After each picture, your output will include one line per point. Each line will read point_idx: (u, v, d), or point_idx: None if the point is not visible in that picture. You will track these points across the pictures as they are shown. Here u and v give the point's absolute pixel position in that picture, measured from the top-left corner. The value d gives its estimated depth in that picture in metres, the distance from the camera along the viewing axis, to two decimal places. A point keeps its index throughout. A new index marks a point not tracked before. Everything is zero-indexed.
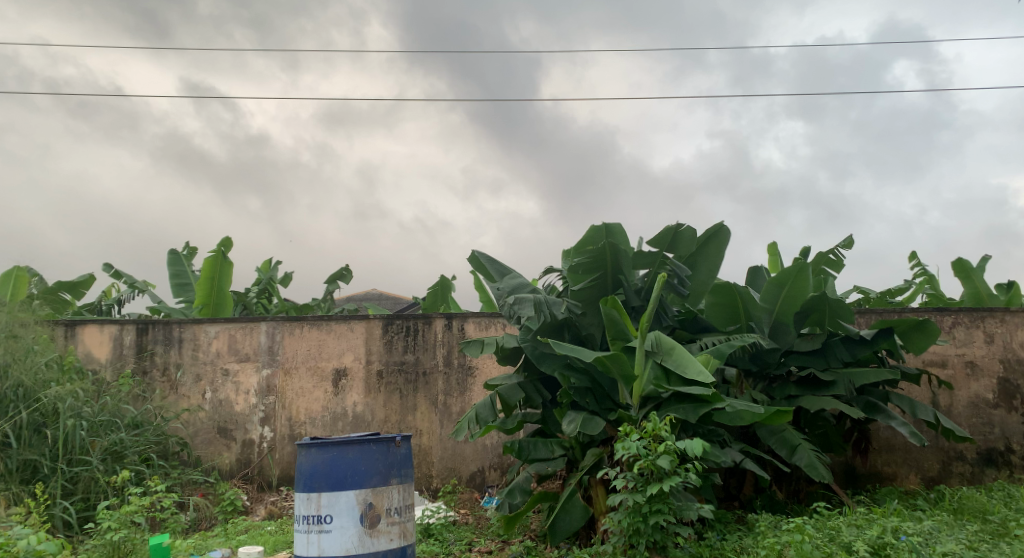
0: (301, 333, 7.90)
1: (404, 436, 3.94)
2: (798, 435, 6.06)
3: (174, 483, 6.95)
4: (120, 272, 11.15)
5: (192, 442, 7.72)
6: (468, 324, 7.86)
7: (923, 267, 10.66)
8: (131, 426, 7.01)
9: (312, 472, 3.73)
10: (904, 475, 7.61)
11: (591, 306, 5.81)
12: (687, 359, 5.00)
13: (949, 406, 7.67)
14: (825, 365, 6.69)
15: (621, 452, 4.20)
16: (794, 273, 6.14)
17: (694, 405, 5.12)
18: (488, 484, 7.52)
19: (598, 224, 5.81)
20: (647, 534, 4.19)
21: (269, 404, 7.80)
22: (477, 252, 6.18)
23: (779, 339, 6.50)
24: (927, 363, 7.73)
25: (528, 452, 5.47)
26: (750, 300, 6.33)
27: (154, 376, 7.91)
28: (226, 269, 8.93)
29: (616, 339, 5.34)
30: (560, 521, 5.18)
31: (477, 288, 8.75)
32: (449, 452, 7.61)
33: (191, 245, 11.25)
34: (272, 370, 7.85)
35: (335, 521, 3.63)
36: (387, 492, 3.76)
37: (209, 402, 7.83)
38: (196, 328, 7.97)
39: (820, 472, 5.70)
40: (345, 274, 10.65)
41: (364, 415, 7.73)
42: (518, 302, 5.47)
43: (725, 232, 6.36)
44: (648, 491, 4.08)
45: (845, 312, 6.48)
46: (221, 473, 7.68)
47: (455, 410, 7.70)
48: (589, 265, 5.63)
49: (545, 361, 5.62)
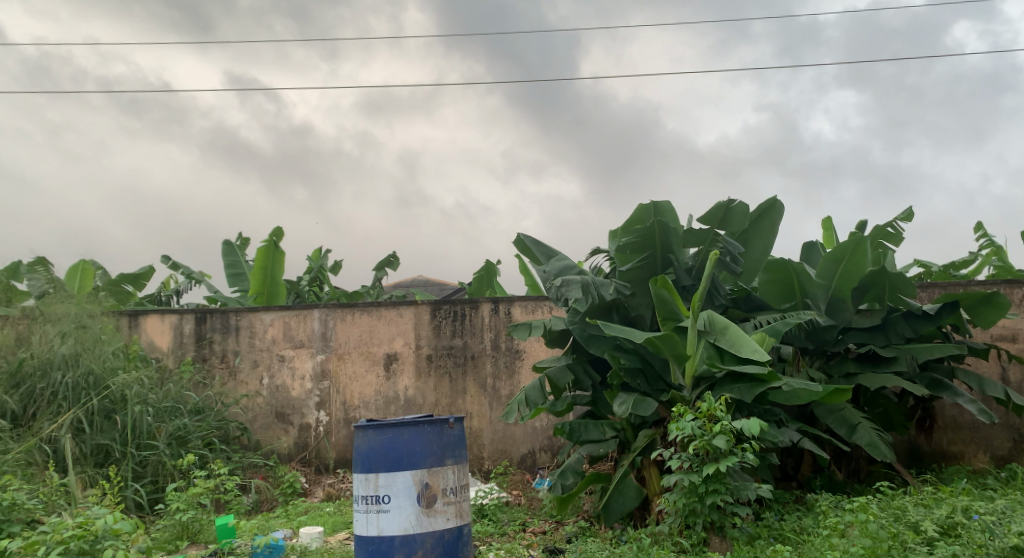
0: (352, 319, 8.02)
1: (457, 418, 3.96)
2: (858, 414, 5.91)
3: (236, 466, 7.17)
4: (177, 264, 11.50)
5: (252, 427, 7.94)
6: (515, 307, 7.86)
7: (988, 239, 10.24)
8: (194, 412, 7.24)
9: (369, 454, 3.78)
10: (972, 454, 7.37)
11: (640, 286, 5.74)
12: (741, 337, 4.91)
13: (1019, 382, 7.37)
14: (885, 342, 6.49)
15: (676, 432, 4.16)
16: (851, 248, 6.00)
17: (750, 384, 5.02)
18: (540, 466, 7.55)
19: (647, 202, 5.72)
20: (703, 514, 4.15)
21: (324, 389, 7.96)
22: (522, 235, 6.16)
23: (837, 316, 6.32)
24: (994, 338, 7.44)
25: (579, 434, 5.45)
26: (806, 277, 6.17)
27: (213, 363, 8.14)
28: (279, 258, 9.12)
29: (666, 319, 5.30)
30: (613, 502, 5.17)
31: (523, 272, 8.75)
32: (500, 434, 7.65)
33: (244, 236, 11.52)
34: (326, 355, 8.00)
35: (392, 501, 3.69)
36: (443, 472, 3.79)
37: (267, 388, 8.03)
38: (252, 316, 8.16)
39: (882, 451, 5.56)
40: (393, 260, 10.76)
41: (416, 399, 7.83)
42: (566, 284, 5.43)
43: (779, 208, 6.25)
44: (705, 471, 4.03)
45: (906, 286, 6.29)
46: (279, 457, 7.88)
47: (505, 392, 7.74)
48: (637, 245, 5.56)
49: (594, 343, 5.55)
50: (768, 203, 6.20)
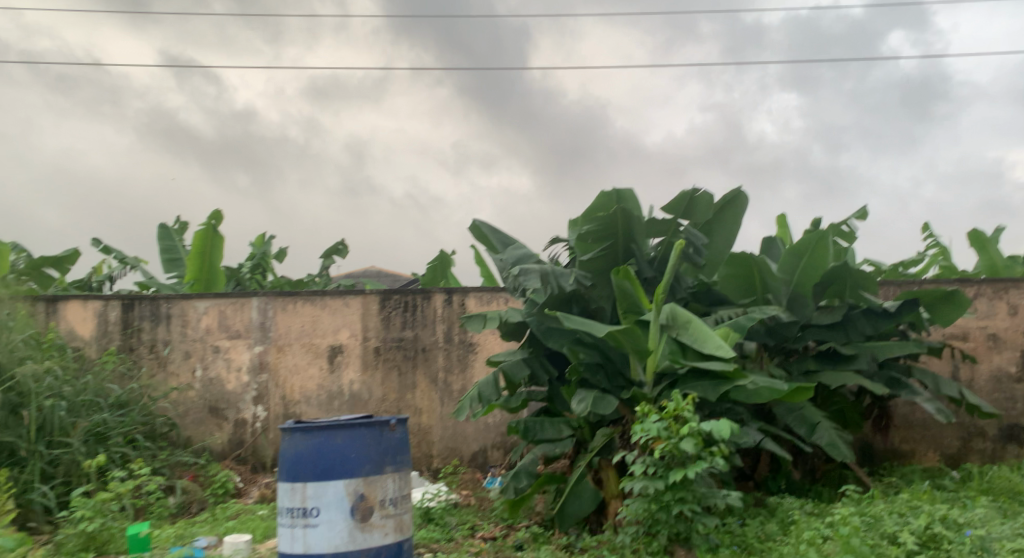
0: (294, 309, 7.53)
1: (399, 420, 3.58)
2: (817, 414, 5.73)
3: (162, 465, 6.64)
4: (109, 247, 10.80)
5: (182, 422, 7.40)
6: (469, 298, 7.49)
7: (937, 239, 10.29)
8: (116, 406, 6.71)
9: (296, 460, 3.37)
10: (923, 452, 7.30)
11: (601, 277, 5.43)
12: (704, 333, 4.62)
13: (970, 379, 7.33)
14: (845, 339, 6.32)
15: (640, 434, 3.84)
16: (813, 242, 5.83)
17: (714, 381, 4.75)
18: (491, 464, 7.20)
19: (610, 190, 5.40)
20: (668, 523, 3.83)
21: (262, 382, 7.45)
22: (479, 221, 5.79)
23: (797, 312, 6.13)
24: (947, 336, 7.37)
25: (534, 433, 5.11)
26: (768, 271, 5.95)
27: (141, 353, 7.55)
28: (218, 242, 8.55)
29: (627, 312, 5.02)
30: (569, 506, 4.85)
31: (478, 263, 8.37)
32: (450, 431, 7.28)
33: (183, 220, 10.88)
34: (265, 346, 7.50)
35: (322, 514, 3.28)
36: (381, 481, 3.41)
37: (200, 381, 7.48)
38: (185, 304, 7.59)
39: (842, 452, 5.38)
40: (341, 248, 10.28)
41: (361, 394, 7.39)
42: (523, 273, 5.08)
43: (743, 198, 6.01)
44: (671, 477, 3.72)
45: (867, 283, 6.10)
46: (212, 454, 7.37)
47: (456, 388, 7.35)
48: (599, 234, 5.25)
49: (552, 337, 5.27)
50: (732, 194, 5.96)
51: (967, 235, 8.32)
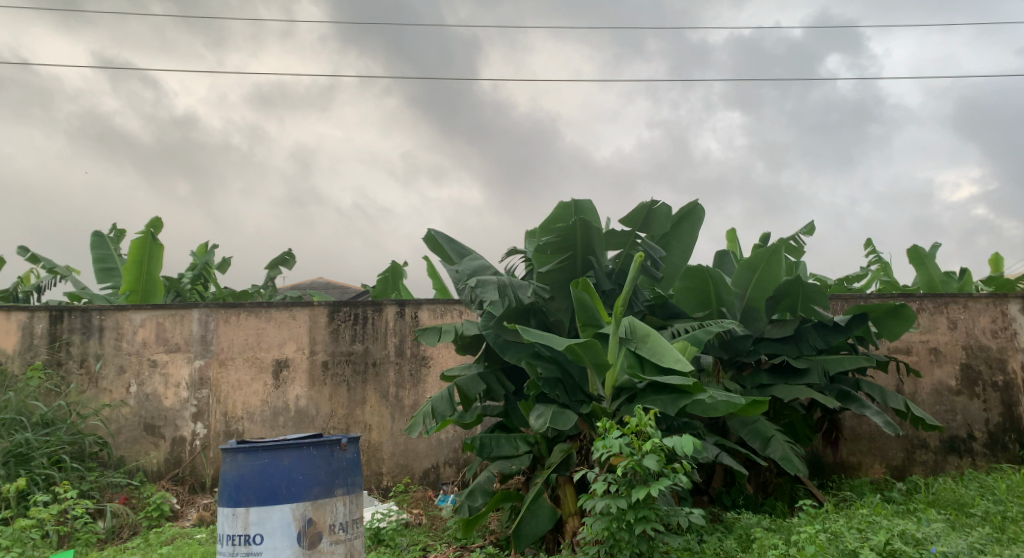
0: (237, 322, 7.22)
1: (351, 439, 3.40)
2: (771, 427, 5.72)
3: (91, 488, 6.25)
4: (38, 257, 10.25)
5: (115, 441, 7.00)
6: (422, 311, 7.30)
7: (879, 254, 10.55)
8: (40, 425, 6.30)
9: (238, 484, 3.15)
10: (869, 465, 7.39)
11: (560, 289, 5.33)
12: (662, 346, 4.55)
13: (913, 393, 7.46)
14: (797, 353, 6.35)
15: (601, 452, 3.72)
16: (766, 256, 5.88)
17: (673, 396, 4.67)
18: (443, 481, 6.99)
19: (568, 201, 5.34)
20: (631, 544, 3.71)
21: (202, 398, 7.10)
22: (434, 231, 5.63)
23: (750, 326, 6.17)
24: (891, 350, 7.50)
25: (490, 450, 4.95)
26: (723, 285, 5.95)
27: (70, 368, 7.12)
28: (157, 251, 8.17)
29: (586, 325, 4.93)
30: (525, 524, 4.70)
31: (431, 275, 8.19)
32: (401, 448, 7.05)
33: (120, 228, 10.40)
34: (205, 361, 7.16)
35: (265, 541, 3.06)
36: (331, 505, 3.20)
37: (134, 397, 7.09)
38: (120, 316, 7.20)
39: (796, 465, 5.37)
40: (287, 259, 9.96)
41: (308, 410, 7.10)
42: (481, 285, 4.94)
43: (700, 212, 6.00)
44: (634, 496, 3.61)
45: (819, 297, 6.15)
46: (147, 474, 6.98)
47: (408, 403, 7.13)
48: (557, 245, 5.15)
49: (510, 350, 5.15)
50: (689, 207, 5.94)
51: (907, 252, 8.53)
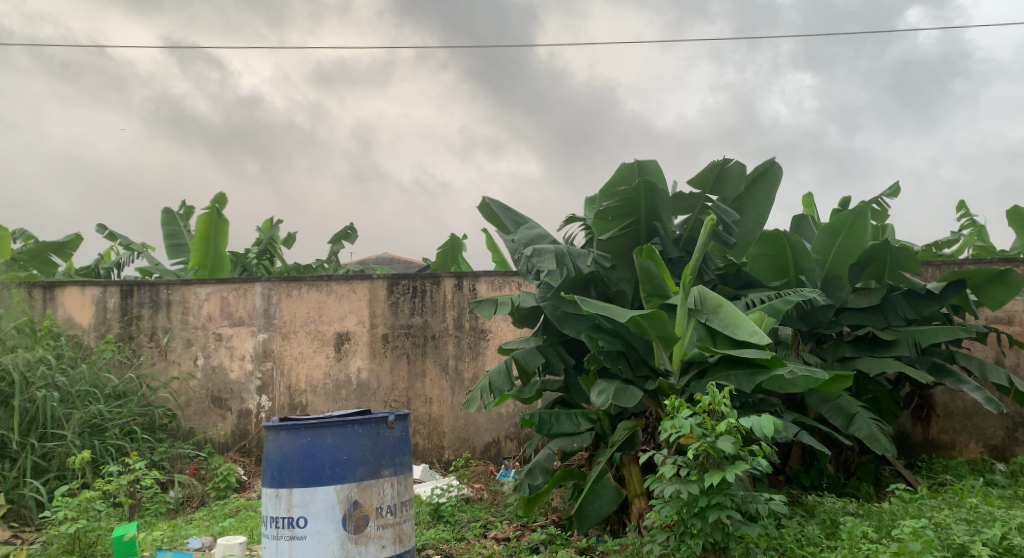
0: (298, 295, 7.17)
1: (399, 416, 3.22)
2: (855, 404, 5.28)
3: (162, 458, 6.34)
4: (114, 234, 10.51)
5: (184, 412, 7.09)
6: (481, 283, 7.08)
7: (972, 217, 9.76)
8: (113, 397, 6.42)
9: (280, 463, 3.01)
10: (963, 444, 6.82)
11: (622, 257, 5.01)
12: (736, 317, 4.20)
13: (1014, 366, 6.84)
14: (884, 323, 5.87)
15: (669, 432, 3.43)
16: (851, 218, 5.38)
17: (748, 371, 4.31)
18: (505, 456, 6.83)
19: (630, 162, 4.99)
20: (704, 533, 3.41)
21: (267, 371, 7.11)
22: (489, 199, 5.37)
23: (832, 295, 5.70)
24: (990, 320, 6.88)
25: (550, 426, 4.71)
26: (802, 250, 5.49)
27: (141, 342, 7.24)
28: (222, 226, 8.21)
29: (651, 296, 4.62)
30: (588, 505, 4.46)
31: (490, 247, 7.97)
32: (462, 422, 6.91)
33: (189, 205, 10.55)
34: (269, 334, 7.15)
35: (310, 525, 2.92)
36: (378, 487, 3.04)
37: (202, 369, 7.15)
38: (185, 290, 7.26)
39: (883, 445, 4.93)
40: (349, 233, 9.91)
41: (369, 383, 7.03)
42: (537, 254, 4.67)
43: (777, 169, 5.53)
44: (707, 481, 3.31)
45: (910, 261, 5.62)
46: (215, 446, 7.05)
47: (468, 376, 6.97)
48: (620, 210, 4.82)
49: (568, 323, 4.85)
50: (765, 165, 5.48)
51: (1006, 213, 7.81)
